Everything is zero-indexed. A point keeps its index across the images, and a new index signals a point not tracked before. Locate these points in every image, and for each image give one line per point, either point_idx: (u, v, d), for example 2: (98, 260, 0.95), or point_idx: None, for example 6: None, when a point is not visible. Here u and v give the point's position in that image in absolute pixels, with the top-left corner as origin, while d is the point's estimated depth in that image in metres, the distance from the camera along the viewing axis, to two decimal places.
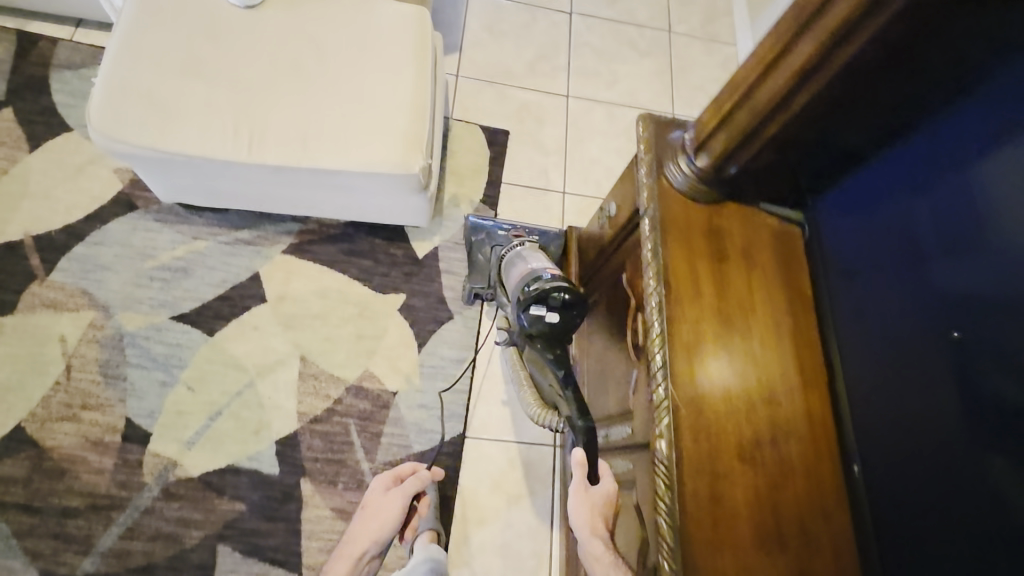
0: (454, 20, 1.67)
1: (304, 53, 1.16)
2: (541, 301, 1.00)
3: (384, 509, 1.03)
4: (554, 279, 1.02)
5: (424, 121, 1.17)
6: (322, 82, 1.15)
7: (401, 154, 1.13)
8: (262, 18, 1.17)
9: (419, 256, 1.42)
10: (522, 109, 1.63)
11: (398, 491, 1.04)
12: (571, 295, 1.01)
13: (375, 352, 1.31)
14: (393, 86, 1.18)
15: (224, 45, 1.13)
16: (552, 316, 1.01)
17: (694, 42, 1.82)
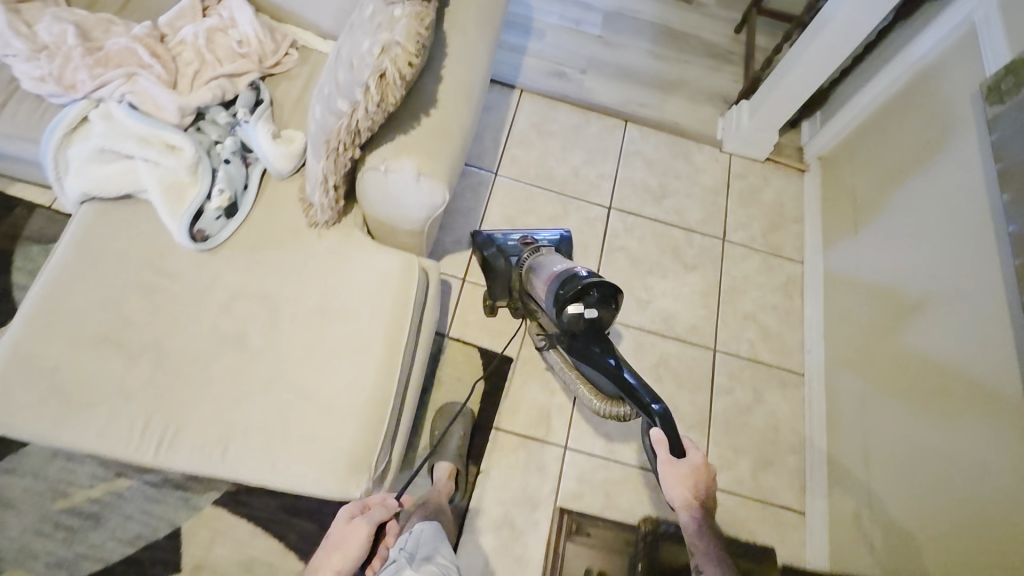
0: (472, 209, 1.54)
1: (255, 321, 0.99)
2: (579, 298, 0.98)
3: (346, 547, 0.91)
4: (590, 275, 1.01)
5: (382, 422, 0.95)
6: (267, 365, 0.96)
7: (342, 473, 0.90)
8: (219, 269, 1.01)
9: None
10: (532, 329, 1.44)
11: (364, 520, 0.94)
12: (605, 287, 0.99)
13: None
14: (351, 376, 0.96)
15: (161, 309, 0.97)
16: (592, 312, 0.98)
17: (747, 254, 1.64)
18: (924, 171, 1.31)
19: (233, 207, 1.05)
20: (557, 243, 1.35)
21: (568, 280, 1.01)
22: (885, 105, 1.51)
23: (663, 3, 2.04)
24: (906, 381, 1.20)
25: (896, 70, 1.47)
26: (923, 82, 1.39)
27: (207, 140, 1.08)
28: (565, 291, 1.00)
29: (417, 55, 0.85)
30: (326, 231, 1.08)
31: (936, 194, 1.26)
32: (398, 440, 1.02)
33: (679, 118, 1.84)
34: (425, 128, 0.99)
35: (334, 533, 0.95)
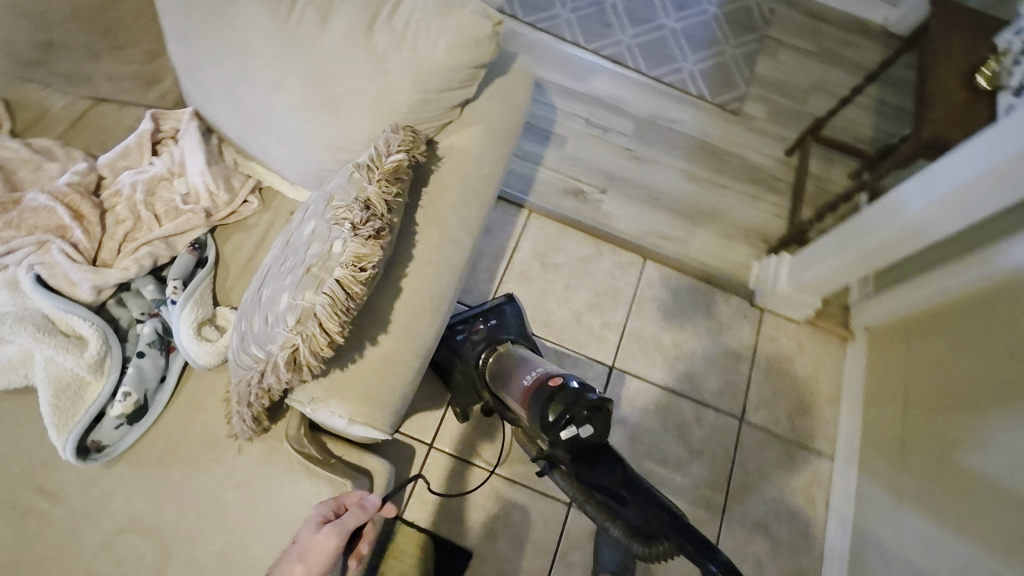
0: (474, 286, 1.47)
1: (138, 565, 0.82)
2: (567, 416, 0.83)
3: (312, 560, 0.74)
4: (578, 385, 0.87)
5: None
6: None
7: None
8: (111, 491, 0.85)
9: None
10: (501, 515, 1.29)
11: (333, 529, 0.76)
12: (593, 394, 0.85)
13: None
14: None
15: (22, 550, 0.80)
16: (585, 434, 0.82)
17: (764, 439, 1.43)
18: (982, 408, 1.10)
19: (141, 410, 0.88)
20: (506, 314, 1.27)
21: (552, 398, 0.85)
22: (950, 302, 1.27)
23: (706, 115, 1.84)
24: (935, 540, 1.10)
25: (967, 268, 1.22)
26: (1000, 295, 1.14)
27: (128, 317, 0.92)
28: (551, 412, 0.84)
29: (342, 329, 0.65)
30: (248, 445, 0.91)
31: (991, 442, 1.05)
32: None
33: (707, 258, 1.62)
34: (373, 359, 0.82)
35: (297, 543, 0.77)
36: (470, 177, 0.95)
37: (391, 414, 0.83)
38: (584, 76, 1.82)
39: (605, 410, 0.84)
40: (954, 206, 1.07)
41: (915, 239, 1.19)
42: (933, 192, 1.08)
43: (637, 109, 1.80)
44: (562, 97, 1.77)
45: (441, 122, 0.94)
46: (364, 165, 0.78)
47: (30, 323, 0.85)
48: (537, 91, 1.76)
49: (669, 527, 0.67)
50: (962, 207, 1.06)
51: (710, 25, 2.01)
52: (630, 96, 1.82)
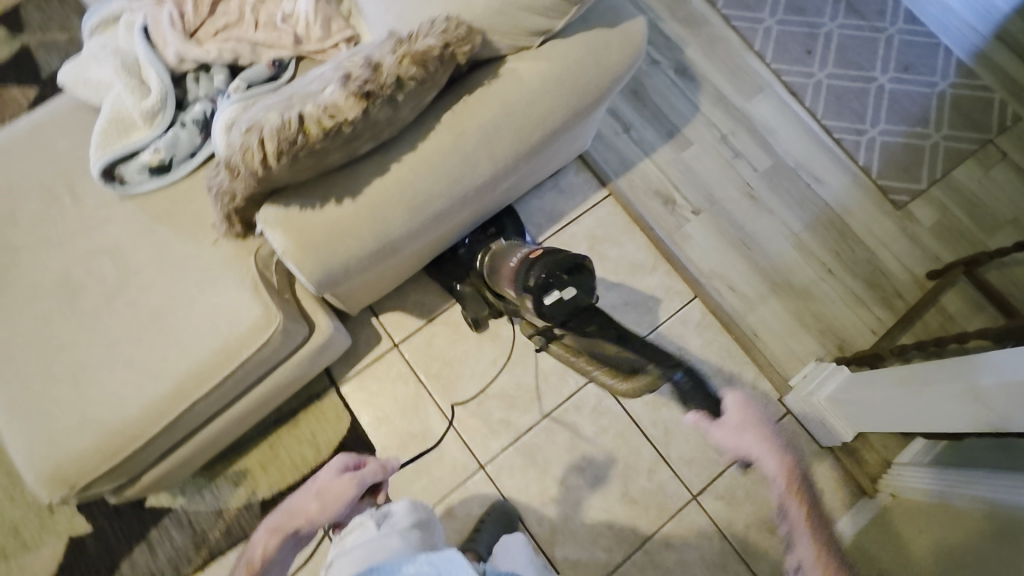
0: None
1: (100, 283, 0.97)
2: (546, 287, 0.94)
3: (329, 499, 0.80)
4: (551, 253, 0.99)
5: (115, 462, 0.90)
6: (71, 331, 0.94)
7: (39, 477, 0.89)
8: (115, 218, 1.00)
9: (148, 504, 1.22)
10: (419, 439, 1.31)
11: (353, 479, 0.83)
12: (562, 258, 0.97)
13: (7, 557, 1.18)
14: (123, 393, 0.91)
15: (43, 225, 1.00)
16: (570, 292, 0.95)
17: (706, 531, 1.30)
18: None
19: (162, 169, 1.00)
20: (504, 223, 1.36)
21: (534, 267, 0.97)
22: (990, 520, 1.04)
23: (859, 192, 1.57)
24: None
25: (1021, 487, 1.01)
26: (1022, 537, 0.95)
27: (193, 93, 1.04)
28: (532, 282, 0.96)
29: (277, 158, 0.71)
30: (223, 241, 1.00)
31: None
32: (142, 470, 0.98)
33: (761, 330, 1.44)
34: (327, 216, 0.85)
35: (316, 481, 0.83)
36: (515, 106, 0.91)
37: (320, 271, 0.87)
38: (749, 90, 1.63)
39: (585, 269, 0.98)
40: None
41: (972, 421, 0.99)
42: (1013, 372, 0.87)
43: (784, 150, 1.59)
44: (711, 102, 1.61)
45: (516, 42, 0.89)
46: (399, 38, 0.78)
47: (122, 59, 1.01)
48: (689, 84, 1.62)
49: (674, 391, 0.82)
50: None
51: (934, 100, 1.65)
52: (785, 133, 1.60)
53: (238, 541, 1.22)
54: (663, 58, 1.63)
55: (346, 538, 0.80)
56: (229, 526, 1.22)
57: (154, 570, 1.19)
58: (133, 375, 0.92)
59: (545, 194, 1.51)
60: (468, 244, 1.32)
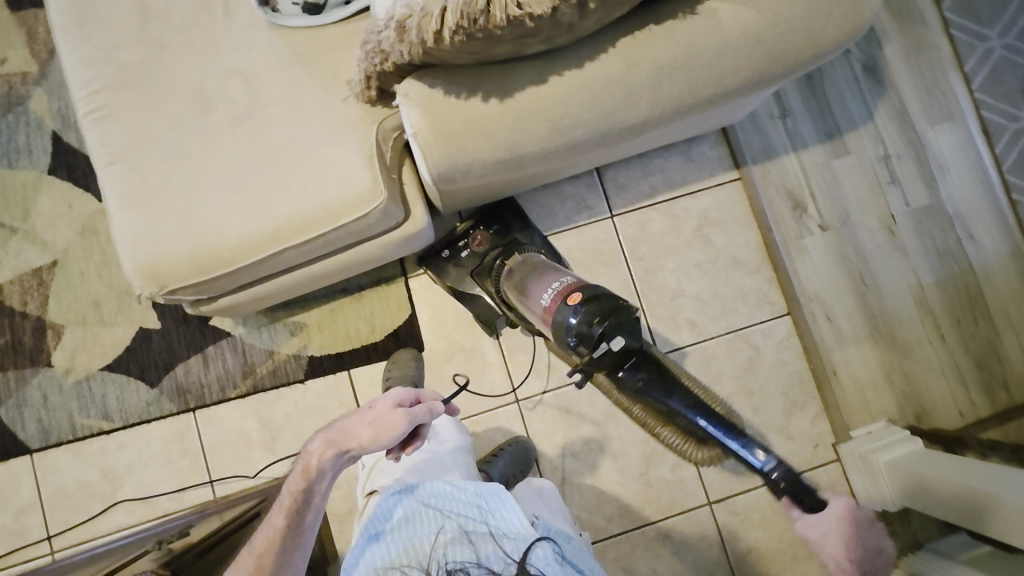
0: (629, 184, 1.38)
1: (228, 104, 0.97)
2: (598, 340, 0.91)
3: (381, 429, 0.73)
4: (584, 300, 0.93)
5: (201, 278, 0.93)
6: (194, 142, 0.96)
7: (133, 268, 0.93)
8: (259, 44, 0.99)
9: (212, 323, 1.30)
10: (467, 353, 1.32)
11: (405, 413, 0.74)
12: (597, 305, 0.92)
13: (84, 324, 1.28)
14: (224, 217, 0.93)
15: (191, 29, 0.99)
16: (619, 344, 0.92)
17: (709, 538, 1.29)
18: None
19: (316, 8, 0.98)
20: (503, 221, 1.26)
21: (582, 318, 0.92)
22: None
23: (1013, 267, 1.39)
24: None
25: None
26: None
27: None
28: (581, 339, 0.92)
29: (451, 35, 0.67)
30: (352, 101, 0.97)
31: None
32: (221, 293, 1.03)
33: (843, 371, 1.34)
34: (469, 108, 0.80)
35: (372, 408, 0.75)
36: (697, 53, 0.81)
37: (444, 163, 0.82)
38: (936, 114, 1.43)
39: (629, 313, 0.93)
40: None
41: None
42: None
43: (947, 192, 1.41)
44: (888, 115, 1.42)
45: None
46: None
47: None
48: (872, 88, 1.43)
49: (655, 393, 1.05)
50: None
51: None
52: (955, 176, 1.41)
53: (281, 384, 1.28)
54: (856, 47, 1.43)
55: None
56: (276, 368, 1.29)
57: (203, 382, 1.28)
58: (238, 203, 0.94)
59: (672, 157, 1.40)
60: (467, 249, 1.25)
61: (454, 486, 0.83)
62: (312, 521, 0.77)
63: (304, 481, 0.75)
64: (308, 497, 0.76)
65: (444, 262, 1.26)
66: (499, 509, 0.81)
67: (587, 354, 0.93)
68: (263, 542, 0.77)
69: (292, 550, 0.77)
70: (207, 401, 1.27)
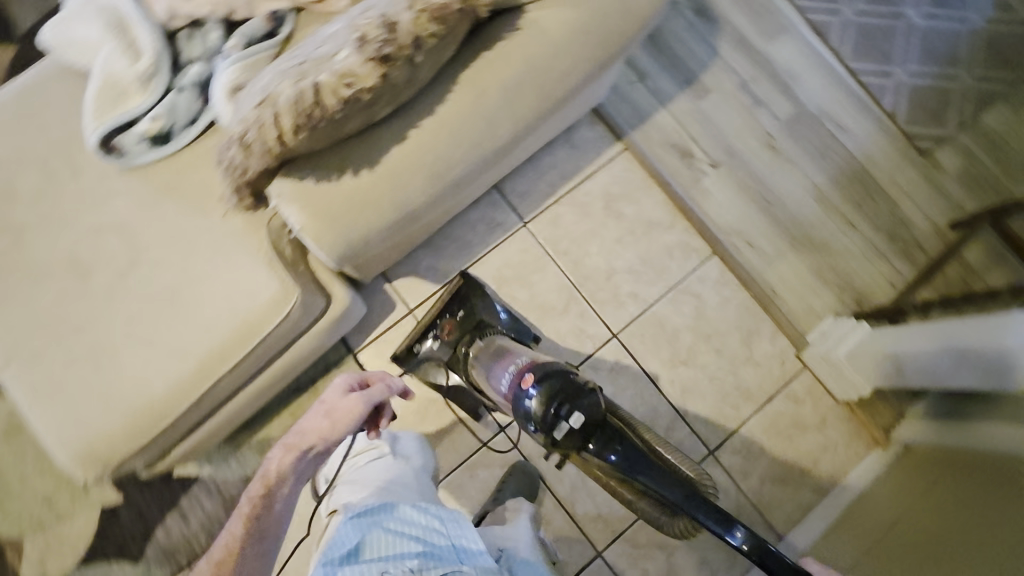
0: (530, 190, 1.41)
1: (108, 261, 0.94)
2: (555, 422, 0.88)
3: (339, 416, 0.80)
4: (535, 383, 0.92)
5: (142, 441, 0.89)
6: (86, 311, 0.92)
7: (69, 457, 0.89)
8: (119, 192, 0.96)
9: (175, 475, 1.24)
10: (439, 404, 1.31)
11: (361, 396, 0.82)
12: (552, 386, 0.91)
13: (43, 528, 1.20)
14: (144, 372, 0.90)
15: (44, 202, 0.95)
16: (578, 421, 0.87)
17: (723, 484, 1.33)
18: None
19: (162, 138, 0.95)
20: (470, 303, 1.26)
21: (536, 400, 0.90)
22: (969, 458, 1.08)
23: (885, 140, 1.51)
24: None
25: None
26: (983, 480, 1.01)
27: (188, 54, 0.97)
28: (541, 424, 0.89)
29: (296, 135, 0.68)
30: (232, 214, 0.96)
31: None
32: (170, 445, 0.99)
33: (780, 286, 1.42)
34: (343, 189, 0.81)
35: (325, 401, 0.82)
36: (536, 62, 0.84)
37: (342, 246, 0.84)
38: (771, 31, 1.53)
39: (588, 390, 0.91)
40: None
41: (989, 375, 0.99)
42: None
43: (806, 96, 1.51)
44: (732, 45, 1.52)
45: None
46: None
47: (109, 18, 0.93)
48: (709, 27, 1.52)
49: (626, 463, 0.85)
50: None
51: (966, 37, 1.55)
52: (807, 79, 1.52)
53: None
54: None
55: (361, 459, 1.08)
56: None
57: (188, 536, 1.22)
58: (154, 353, 0.91)
59: (558, 151, 1.44)
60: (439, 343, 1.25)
61: (416, 513, 0.84)
62: (277, 526, 0.77)
63: (265, 487, 0.77)
64: (270, 503, 0.76)
65: (418, 362, 1.27)
66: (459, 537, 0.82)
67: (549, 437, 0.90)
68: (220, 556, 0.75)
69: (255, 562, 0.75)
70: (198, 553, 1.22)
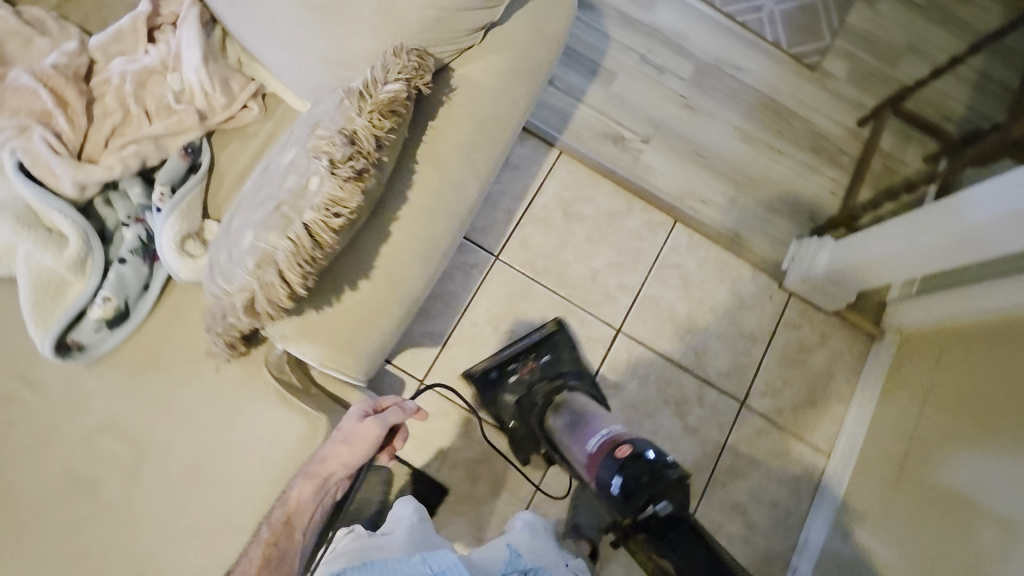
0: (489, 223, 1.40)
1: (112, 467, 0.85)
2: (643, 494, 0.86)
3: (357, 444, 0.81)
4: (637, 455, 0.91)
5: None
6: (108, 529, 0.83)
7: None
8: (95, 389, 0.87)
9: None
10: (483, 462, 1.29)
11: (375, 421, 0.83)
12: (657, 464, 0.88)
13: None
14: (199, 566, 0.83)
15: (11, 432, 0.84)
16: (665, 509, 0.84)
17: (764, 427, 1.39)
18: (998, 430, 1.02)
19: (121, 317, 0.87)
20: (557, 351, 1.33)
21: (630, 467, 0.89)
22: (970, 325, 1.21)
23: (778, 67, 1.61)
24: (936, 510, 1.07)
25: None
26: (986, 332, 1.16)
27: (113, 219, 0.89)
28: (626, 492, 0.87)
29: (303, 287, 0.61)
30: (226, 365, 0.89)
31: (991, 489, 0.98)
32: None
33: (743, 229, 1.49)
34: (347, 306, 0.77)
35: (341, 428, 0.83)
36: (485, 116, 0.83)
37: (365, 360, 0.80)
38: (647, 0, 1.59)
39: (682, 481, 0.87)
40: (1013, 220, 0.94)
41: (969, 255, 1.07)
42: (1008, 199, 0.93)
43: (699, 49, 1.59)
44: (618, 25, 1.56)
45: (459, 46, 0.81)
46: (356, 92, 0.68)
47: (11, 213, 0.82)
48: (592, 14, 1.56)
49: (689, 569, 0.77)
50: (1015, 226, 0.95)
51: None
52: (695, 33, 1.59)
53: None
54: None
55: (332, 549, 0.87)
56: None
57: None
58: (202, 542, 0.83)
59: (501, 176, 1.44)
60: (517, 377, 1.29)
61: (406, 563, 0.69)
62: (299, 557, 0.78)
63: (286, 518, 0.79)
64: (292, 533, 0.78)
65: (490, 390, 1.29)
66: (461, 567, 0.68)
67: (626, 511, 0.87)
68: None
69: None
70: None
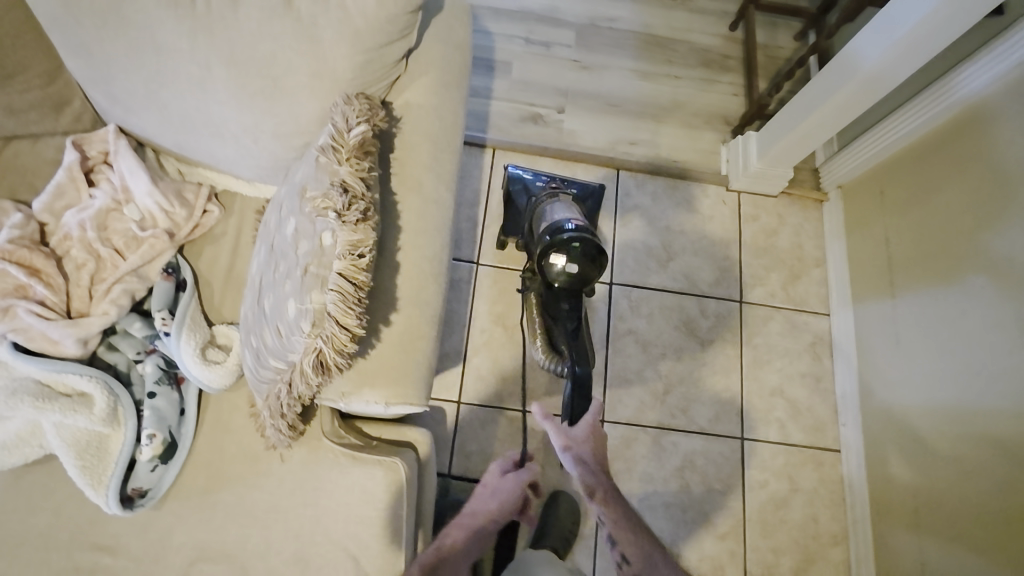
0: (457, 237, 1.45)
1: None
2: (559, 249, 0.88)
3: (504, 489, 1.16)
4: (575, 228, 0.90)
5: None
6: None
7: None
8: (173, 525, 0.86)
9: None
10: (544, 449, 1.33)
11: (515, 476, 1.19)
12: (589, 244, 0.88)
13: None
14: None
15: None
16: (572, 268, 0.88)
17: (767, 314, 1.50)
18: (965, 232, 1.16)
19: (171, 448, 0.87)
20: (584, 195, 1.15)
21: (564, 232, 0.90)
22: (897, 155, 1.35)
23: (646, 5, 1.74)
24: (941, 319, 1.21)
25: (927, 104, 1.25)
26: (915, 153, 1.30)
27: (125, 360, 0.90)
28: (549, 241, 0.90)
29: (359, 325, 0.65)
30: (290, 451, 0.90)
31: (978, 283, 1.12)
32: None
33: (677, 154, 1.61)
34: (390, 341, 0.80)
35: (489, 482, 1.17)
36: (438, 131, 0.88)
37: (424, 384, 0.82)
38: None
39: (600, 265, 0.89)
40: (899, 57, 1.07)
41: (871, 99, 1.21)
42: (885, 41, 1.06)
43: (573, 15, 1.69)
44: (495, 20, 1.65)
45: (391, 80, 0.86)
46: (328, 147, 0.72)
47: (25, 394, 0.81)
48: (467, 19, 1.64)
49: (560, 327, 0.92)
50: (903, 60, 1.08)
51: None
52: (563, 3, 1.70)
53: None
54: None
55: None
56: None
57: None
58: None
59: None
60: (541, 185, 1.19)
61: None
62: None
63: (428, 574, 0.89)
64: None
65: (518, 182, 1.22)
66: None
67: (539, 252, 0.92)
68: None
69: None
70: None
